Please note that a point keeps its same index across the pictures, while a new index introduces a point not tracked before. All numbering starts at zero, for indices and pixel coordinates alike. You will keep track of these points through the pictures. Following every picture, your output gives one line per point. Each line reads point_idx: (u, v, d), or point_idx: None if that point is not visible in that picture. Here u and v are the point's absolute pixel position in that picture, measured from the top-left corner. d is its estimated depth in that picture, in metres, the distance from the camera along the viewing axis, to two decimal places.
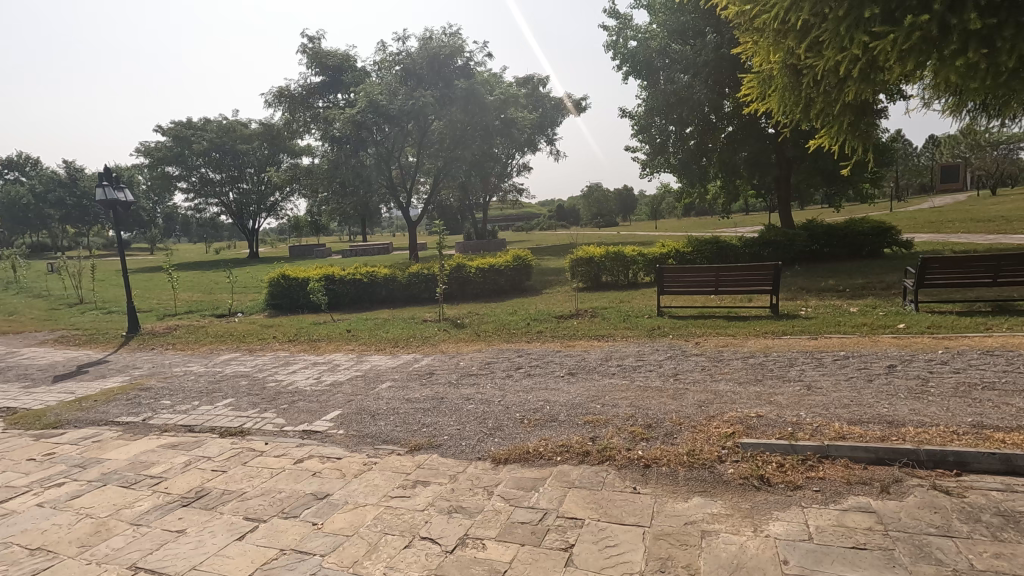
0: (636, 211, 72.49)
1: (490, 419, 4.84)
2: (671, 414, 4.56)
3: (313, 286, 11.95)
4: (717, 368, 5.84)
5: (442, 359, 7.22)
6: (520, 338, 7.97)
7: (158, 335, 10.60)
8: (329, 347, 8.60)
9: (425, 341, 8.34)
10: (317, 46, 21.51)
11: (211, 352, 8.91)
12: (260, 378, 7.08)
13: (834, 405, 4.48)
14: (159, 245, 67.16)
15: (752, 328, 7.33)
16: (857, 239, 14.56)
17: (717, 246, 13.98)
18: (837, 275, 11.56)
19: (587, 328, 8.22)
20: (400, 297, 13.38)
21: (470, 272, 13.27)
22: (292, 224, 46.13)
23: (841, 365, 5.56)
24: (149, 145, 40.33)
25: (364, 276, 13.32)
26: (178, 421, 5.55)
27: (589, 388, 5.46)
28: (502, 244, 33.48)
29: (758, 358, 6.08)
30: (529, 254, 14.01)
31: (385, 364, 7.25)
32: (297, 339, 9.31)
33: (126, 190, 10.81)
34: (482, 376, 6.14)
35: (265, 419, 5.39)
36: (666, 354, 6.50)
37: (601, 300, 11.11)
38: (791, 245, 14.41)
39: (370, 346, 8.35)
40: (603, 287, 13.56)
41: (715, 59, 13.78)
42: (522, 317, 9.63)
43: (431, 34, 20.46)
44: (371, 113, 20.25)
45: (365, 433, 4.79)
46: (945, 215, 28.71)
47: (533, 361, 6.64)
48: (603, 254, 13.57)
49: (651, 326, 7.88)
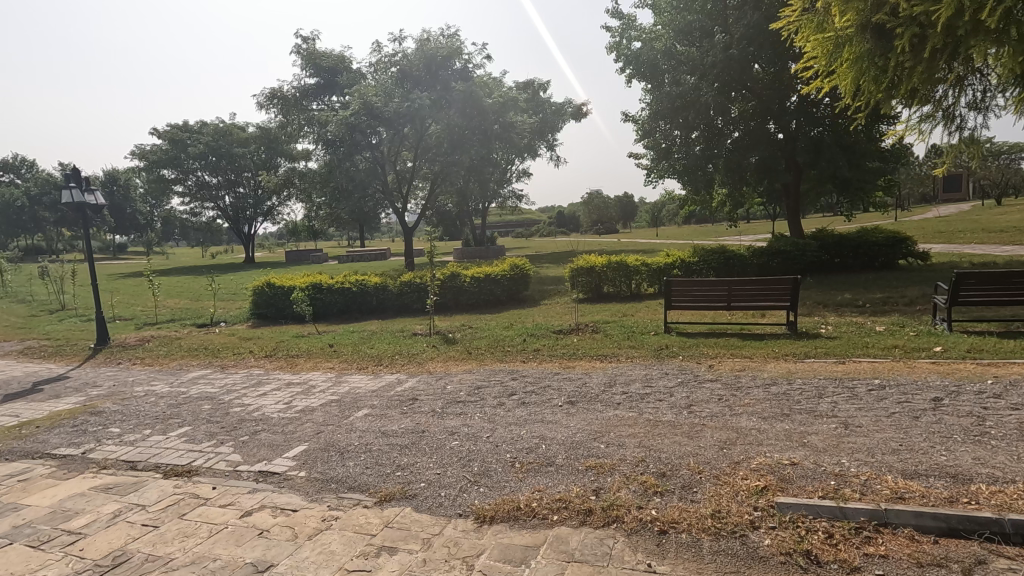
0: (637, 219, 72.10)
1: (474, 462, 4.14)
2: (688, 459, 3.89)
3: (298, 295, 11.26)
4: (734, 397, 5.15)
5: (428, 381, 6.52)
6: (515, 357, 7.28)
7: (129, 347, 9.90)
8: (308, 364, 7.90)
9: (411, 358, 7.66)
10: (311, 47, 20.90)
11: (181, 368, 8.21)
12: (225, 401, 6.37)
13: (881, 452, 3.80)
14: (155, 250, 66.69)
15: (771, 348, 6.65)
16: (871, 249, 13.91)
17: (724, 256, 13.30)
18: (854, 289, 10.91)
19: (587, 346, 7.54)
20: (391, 307, 12.73)
21: (464, 281, 12.60)
22: (289, 229, 45.65)
23: (879, 397, 4.87)
24: (145, 148, 39.81)
25: (352, 285, 12.65)
26: (121, 456, 4.86)
27: (591, 422, 4.76)
28: (501, 251, 32.87)
29: (781, 386, 5.39)
30: (527, 263, 13.37)
31: (366, 386, 6.55)
32: (275, 354, 8.63)
33: (96, 193, 10.15)
34: (469, 405, 5.44)
35: (218, 455, 4.69)
36: (676, 379, 5.81)
37: (603, 313, 10.44)
38: (801, 256, 13.73)
39: (352, 364, 7.65)
40: (604, 299, 12.91)
41: (723, 60, 13.18)
42: (518, 332, 8.95)
43: (429, 35, 19.93)
44: (365, 115, 19.63)
45: (329, 478, 4.09)
46: (950, 224, 28.25)
47: (528, 387, 5.93)
48: (604, 264, 12.91)
49: (658, 345, 7.19)
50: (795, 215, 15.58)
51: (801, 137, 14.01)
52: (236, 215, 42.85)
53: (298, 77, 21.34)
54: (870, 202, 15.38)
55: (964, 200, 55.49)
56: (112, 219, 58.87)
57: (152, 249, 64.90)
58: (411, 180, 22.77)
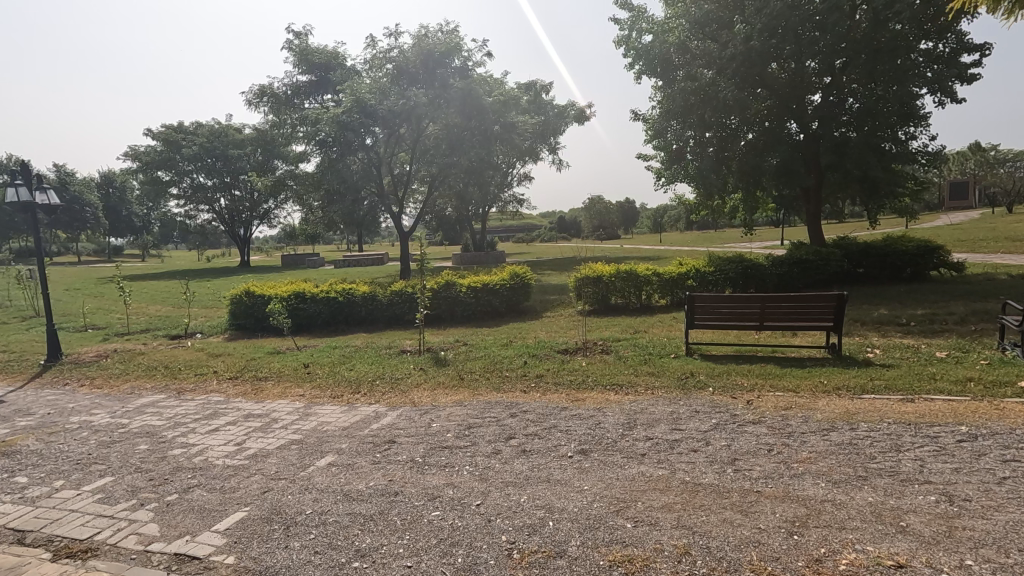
0: (638, 225, 71.32)
1: (459, 547, 3.09)
2: (750, 552, 2.84)
3: (274, 306, 10.18)
4: (789, 449, 4.13)
5: (410, 417, 5.46)
6: (514, 384, 6.23)
7: (83, 365, 8.83)
8: (275, 390, 6.84)
9: (393, 385, 6.59)
10: (304, 42, 19.94)
11: (130, 392, 7.15)
12: (166, 440, 5.31)
13: (1019, 549, 2.75)
14: (151, 254, 65.74)
15: (817, 379, 5.61)
16: (899, 258, 12.88)
17: (742, 265, 12.25)
18: (889, 305, 9.87)
19: (598, 371, 6.48)
20: (381, 319, 11.73)
21: (460, 291, 11.56)
22: (285, 232, 44.67)
23: (977, 454, 3.83)
24: (138, 149, 38.90)
25: (339, 295, 11.67)
26: (10, 523, 3.80)
27: (610, 484, 3.70)
28: (501, 257, 31.84)
29: (843, 434, 4.34)
30: (528, 271, 12.36)
31: (337, 422, 5.48)
32: (241, 375, 7.58)
33: (49, 190, 9.14)
34: (457, 454, 4.40)
35: (130, 526, 3.63)
36: (710, 421, 4.77)
37: (611, 330, 9.42)
38: (825, 265, 12.68)
39: (325, 391, 6.59)
40: (612, 311, 11.90)
41: (743, 53, 12.14)
42: (518, 352, 7.92)
43: (426, 31, 18.93)
44: (358, 114, 18.55)
45: (263, 569, 3.04)
46: (961, 232, 27.49)
47: (530, 428, 4.89)
48: (612, 273, 11.90)
49: (683, 372, 6.14)
50: (815, 221, 14.59)
51: (824, 137, 13.00)
52: (232, 218, 41.99)
53: (290, 75, 20.40)
54: (894, 208, 14.38)
55: (970, 207, 54.77)
56: (106, 220, 57.96)
57: (147, 252, 64.04)
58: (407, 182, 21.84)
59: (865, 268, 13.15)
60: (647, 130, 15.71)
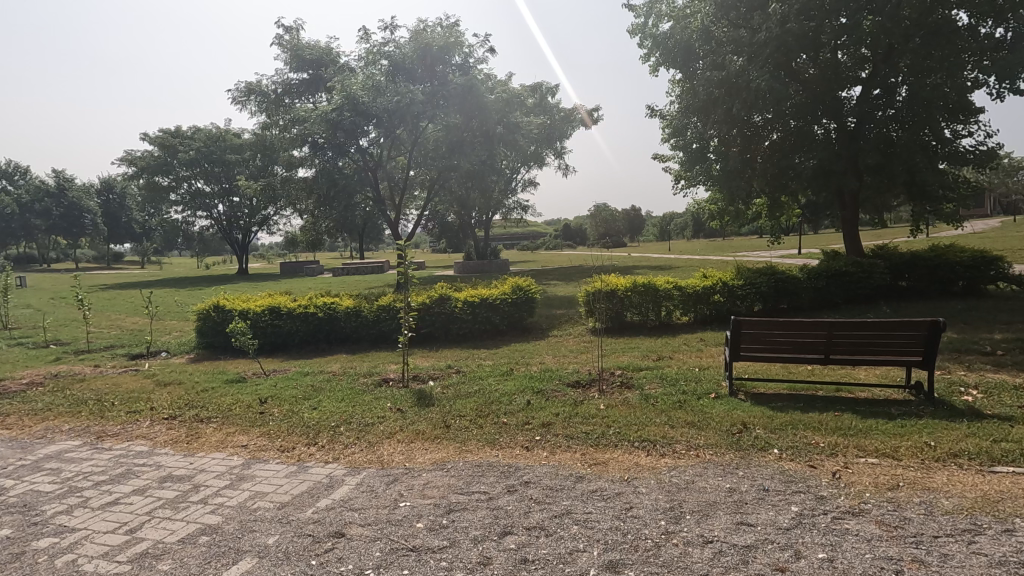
0: (644, 232, 70.22)
1: None
2: None
3: (234, 324, 8.51)
4: (930, 575, 2.68)
5: (372, 489, 4.05)
6: (512, 437, 4.82)
7: (4, 396, 7.42)
8: (214, 437, 5.45)
9: (360, 434, 5.17)
10: (295, 37, 18.72)
11: (39, 438, 5.75)
12: (39, 521, 3.89)
13: None
14: (151, 262, 64.84)
15: (920, 438, 4.20)
16: (952, 270, 11.38)
17: (774, 276, 10.83)
18: (957, 327, 8.41)
19: (620, 418, 5.06)
20: (366, 337, 10.45)
21: (455, 306, 10.21)
22: (285, 239, 43.51)
23: None
24: (134, 153, 37.85)
25: (319, 310, 10.37)
26: None
27: None
28: (504, 266, 30.46)
29: (1003, 545, 2.89)
30: (532, 284, 10.97)
31: (275, 495, 4.08)
32: (181, 414, 6.18)
33: None
34: (430, 566, 3.00)
35: None
36: (792, 509, 3.35)
37: (629, 355, 8.02)
38: (868, 277, 11.23)
39: (273, 441, 5.19)
40: (627, 330, 10.50)
41: (777, 38, 10.77)
42: (521, 385, 6.53)
43: (425, 25, 17.70)
44: (349, 112, 17.21)
45: None
46: (989, 241, 26.07)
47: (536, 515, 3.47)
48: (628, 287, 10.47)
49: (732, 423, 4.73)
50: (852, 229, 13.17)
51: (867, 134, 11.57)
52: (229, 225, 40.89)
53: (281, 72, 19.23)
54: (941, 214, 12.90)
55: (985, 216, 53.29)
56: (105, 227, 56.85)
57: (147, 259, 62.91)
58: (404, 187, 20.61)
59: (908, 280, 11.72)
60: (666, 126, 14.56)
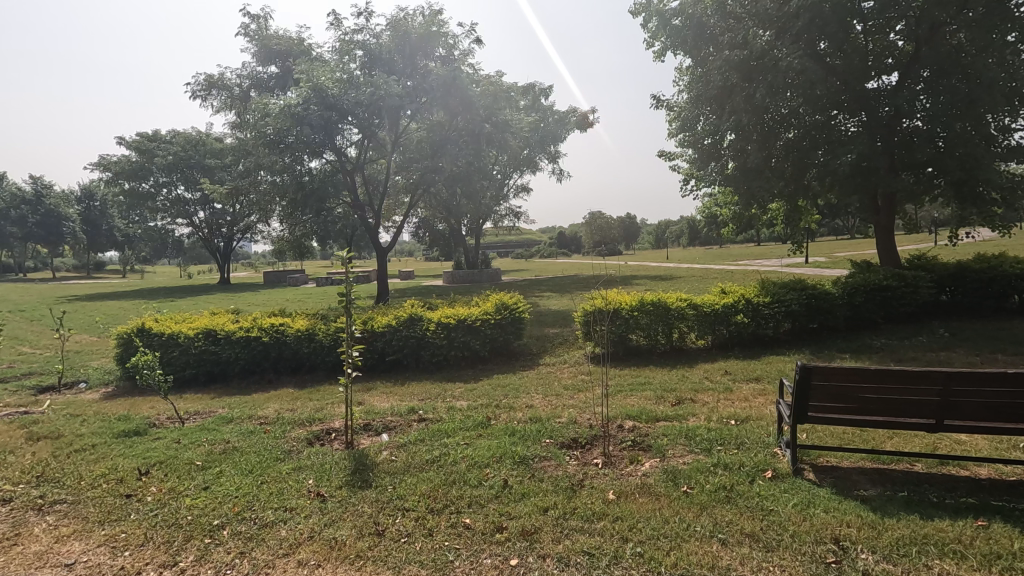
0: (641, 240, 68.86)
1: None
2: None
3: (140, 357, 6.71)
4: None
5: None
6: (475, 561, 3.08)
7: None
8: (36, 544, 3.65)
9: (246, 546, 3.41)
10: (262, 26, 17.10)
11: None
12: None
13: None
14: (133, 271, 62.55)
15: None
16: (1009, 284, 9.73)
17: (805, 291, 9.15)
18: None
19: (641, 521, 3.33)
20: (321, 365, 8.69)
21: (426, 329, 8.49)
22: (268, 248, 41.65)
23: None
24: (108, 158, 35.92)
25: (263, 334, 8.62)
26: None
27: None
28: (495, 277, 28.74)
29: None
30: (520, 302, 9.31)
31: None
32: (17, 496, 4.38)
33: None
34: None
35: None
36: None
37: (640, 396, 6.32)
38: (913, 293, 9.57)
39: (115, 557, 3.42)
40: (634, 357, 8.83)
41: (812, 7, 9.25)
42: (499, 446, 4.80)
43: (404, 12, 16.13)
44: (316, 104, 15.56)
45: None
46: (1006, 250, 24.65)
47: None
48: (634, 306, 8.82)
49: (819, 539, 3.02)
50: (885, 238, 11.57)
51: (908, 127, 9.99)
52: (210, 233, 38.95)
53: (248, 65, 17.63)
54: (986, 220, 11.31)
55: None
56: (85, 235, 54.53)
57: (129, 268, 60.51)
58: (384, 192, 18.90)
59: (957, 295, 10.07)
60: (673, 120, 12.98)
